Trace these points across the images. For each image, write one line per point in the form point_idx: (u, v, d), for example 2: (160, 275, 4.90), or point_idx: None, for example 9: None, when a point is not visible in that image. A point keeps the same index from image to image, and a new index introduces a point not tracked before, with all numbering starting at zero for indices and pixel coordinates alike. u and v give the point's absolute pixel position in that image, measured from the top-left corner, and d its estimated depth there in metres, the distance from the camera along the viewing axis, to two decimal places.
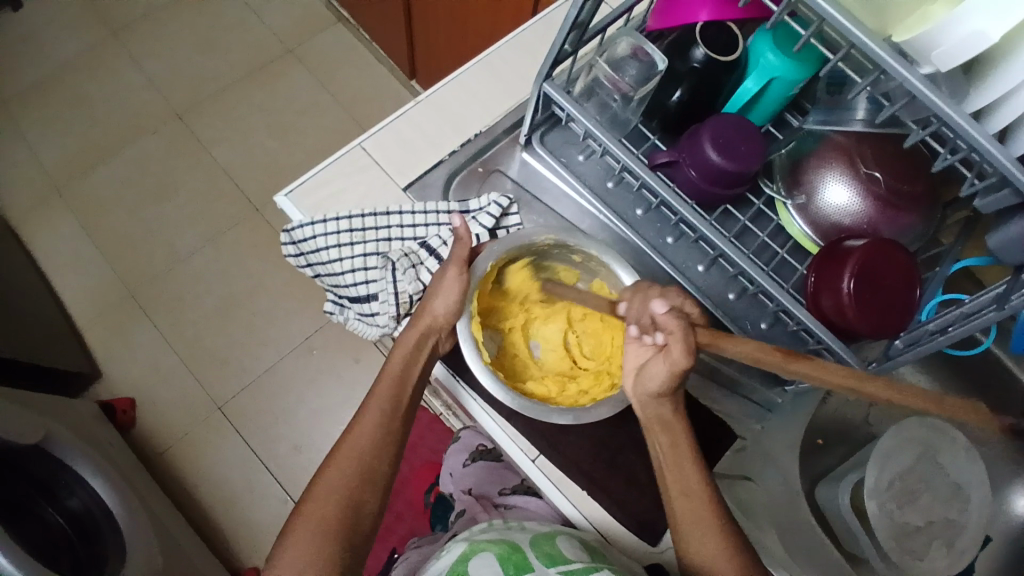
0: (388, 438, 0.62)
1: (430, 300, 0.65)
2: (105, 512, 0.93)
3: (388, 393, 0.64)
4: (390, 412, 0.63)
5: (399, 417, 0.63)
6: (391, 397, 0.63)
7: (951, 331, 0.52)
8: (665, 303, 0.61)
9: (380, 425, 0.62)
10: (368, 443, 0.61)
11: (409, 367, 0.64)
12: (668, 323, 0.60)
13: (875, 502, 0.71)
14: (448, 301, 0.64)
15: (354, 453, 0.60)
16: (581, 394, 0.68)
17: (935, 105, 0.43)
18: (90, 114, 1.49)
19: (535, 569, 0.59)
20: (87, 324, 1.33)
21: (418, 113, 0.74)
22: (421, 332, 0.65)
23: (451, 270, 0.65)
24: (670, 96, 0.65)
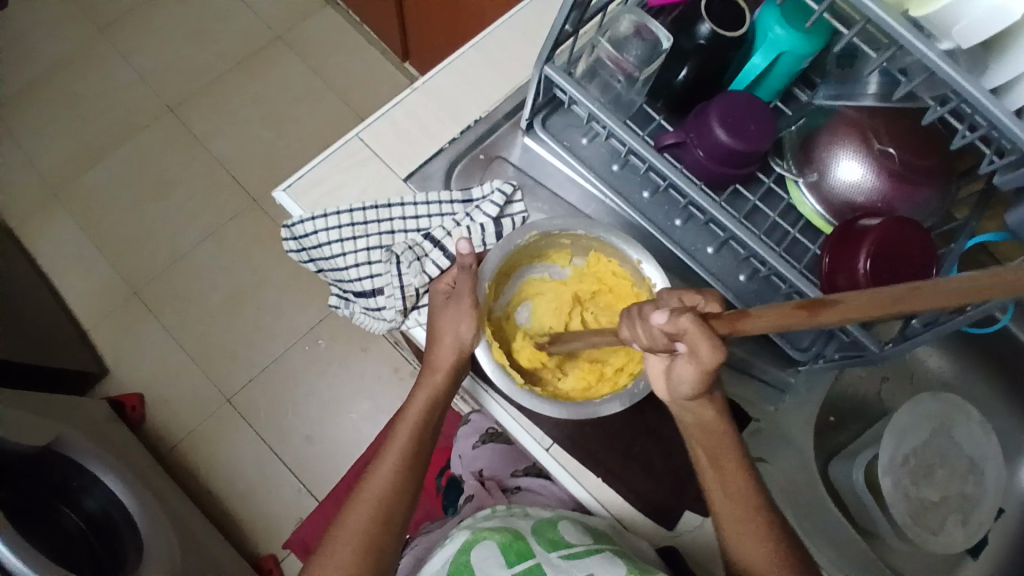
0: (411, 458, 0.63)
1: (441, 315, 0.63)
2: (121, 510, 0.94)
3: (407, 436, 0.64)
4: (412, 430, 0.64)
5: (419, 459, 0.64)
6: (411, 442, 0.64)
7: (970, 310, 0.51)
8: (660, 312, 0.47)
9: (401, 445, 0.63)
10: (391, 463, 0.62)
11: (429, 409, 0.65)
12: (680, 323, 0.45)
13: (889, 479, 0.71)
14: (463, 318, 0.62)
15: (373, 497, 0.61)
16: (617, 374, 0.68)
17: (955, 80, 0.41)
18: (82, 111, 1.47)
19: (537, 556, 0.59)
20: (93, 323, 1.32)
21: (416, 100, 0.72)
22: (444, 372, 0.63)
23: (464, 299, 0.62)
24: (676, 75, 0.63)
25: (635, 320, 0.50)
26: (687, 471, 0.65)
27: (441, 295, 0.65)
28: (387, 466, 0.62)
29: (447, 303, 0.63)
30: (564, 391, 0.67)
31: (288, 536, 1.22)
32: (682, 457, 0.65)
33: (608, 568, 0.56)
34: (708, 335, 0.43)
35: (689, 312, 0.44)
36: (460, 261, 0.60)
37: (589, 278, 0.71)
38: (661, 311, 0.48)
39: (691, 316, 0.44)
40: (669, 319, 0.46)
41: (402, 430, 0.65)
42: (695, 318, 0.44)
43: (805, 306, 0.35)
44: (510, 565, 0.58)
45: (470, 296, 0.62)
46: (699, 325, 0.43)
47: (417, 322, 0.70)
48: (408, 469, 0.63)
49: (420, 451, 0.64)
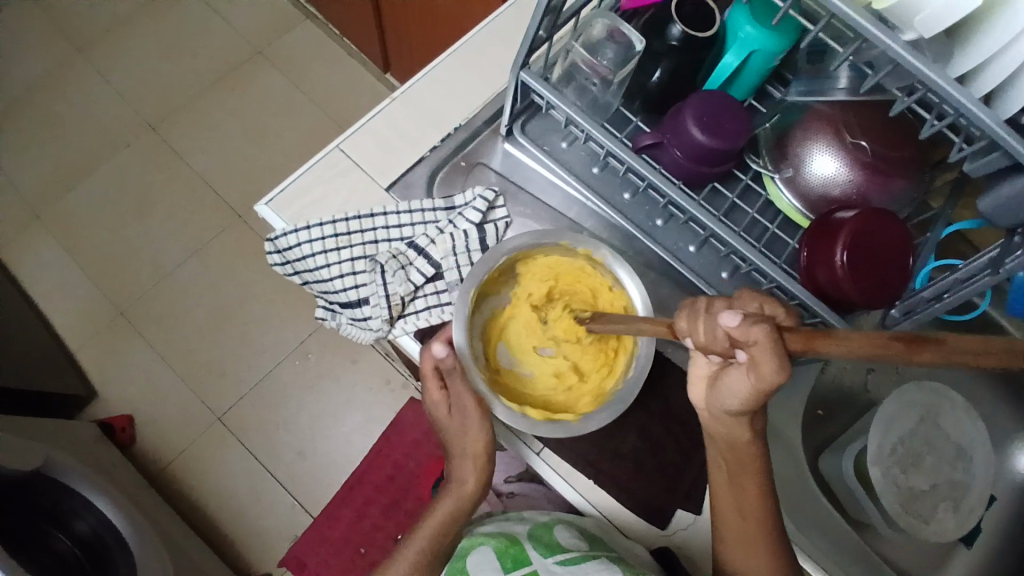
0: (425, 565, 0.61)
1: (448, 415, 0.63)
2: (113, 533, 0.93)
3: (423, 540, 0.63)
4: (431, 537, 0.63)
5: (433, 570, 0.62)
6: (426, 551, 0.62)
7: (946, 298, 0.53)
8: (734, 314, 0.43)
9: (416, 550, 0.62)
10: (401, 567, 0.61)
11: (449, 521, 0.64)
12: (751, 330, 0.41)
13: (878, 469, 0.72)
14: (472, 418, 0.62)
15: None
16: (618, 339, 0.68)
17: (918, 69, 0.42)
18: (63, 133, 1.46)
19: (533, 561, 0.59)
20: (79, 345, 1.31)
21: (395, 110, 0.73)
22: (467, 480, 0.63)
23: (465, 402, 0.62)
24: (650, 77, 0.64)
25: (700, 313, 0.46)
26: (678, 468, 0.65)
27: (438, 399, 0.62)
28: (400, 570, 0.61)
29: (446, 407, 0.63)
30: (599, 385, 0.67)
31: (283, 553, 1.21)
32: (673, 455, 0.65)
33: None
34: (777, 350, 0.40)
35: (763, 321, 0.41)
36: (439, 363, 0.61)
37: (536, 282, 0.68)
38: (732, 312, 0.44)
39: (768, 326, 0.40)
40: (739, 325, 0.42)
41: (420, 537, 0.63)
42: (770, 330, 0.40)
43: (908, 337, 0.32)
44: (506, 571, 0.59)
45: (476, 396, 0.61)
46: (772, 336, 0.40)
47: (404, 330, 0.68)
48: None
49: (435, 559, 0.62)
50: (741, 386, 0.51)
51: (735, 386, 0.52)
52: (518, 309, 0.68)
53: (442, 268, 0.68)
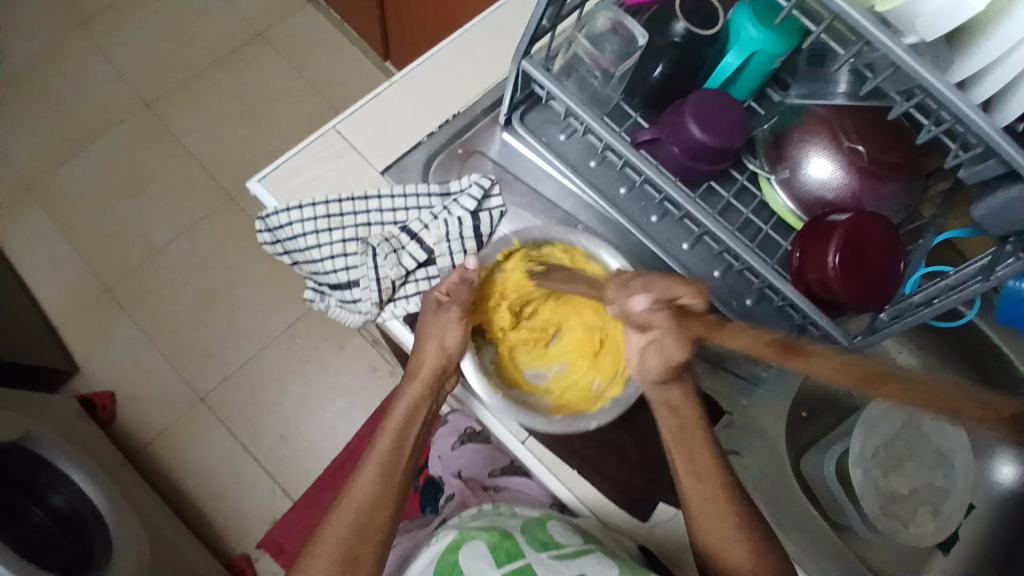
0: (394, 471, 0.60)
1: (428, 319, 0.63)
2: (91, 509, 0.93)
3: (388, 445, 0.61)
4: (393, 440, 0.61)
5: (400, 472, 0.60)
6: (392, 457, 0.61)
7: (936, 303, 0.53)
8: None
9: (382, 457, 0.60)
10: (371, 475, 0.59)
11: (409, 421, 0.63)
12: None
13: (860, 471, 0.73)
14: (450, 325, 0.62)
15: (351, 513, 0.57)
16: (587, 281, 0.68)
17: (919, 73, 0.42)
18: (56, 106, 1.44)
19: (527, 555, 0.58)
20: (63, 320, 1.30)
21: (394, 94, 0.72)
22: (423, 376, 0.62)
23: (455, 308, 0.62)
24: (651, 72, 0.63)
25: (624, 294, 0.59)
26: (661, 462, 0.65)
27: (433, 303, 0.64)
28: (367, 477, 0.59)
29: (433, 315, 0.63)
30: (612, 316, 0.70)
31: (261, 537, 1.20)
32: (657, 449, 0.66)
33: (601, 570, 0.56)
34: (675, 332, 0.58)
35: None
36: (463, 272, 0.64)
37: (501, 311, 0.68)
38: (642, 297, 0.58)
39: (666, 314, 0.58)
40: None
41: (384, 441, 0.61)
42: (668, 317, 0.58)
43: (780, 346, 0.47)
44: (499, 565, 0.57)
45: (462, 305, 0.62)
46: (671, 322, 0.57)
47: (392, 314, 0.68)
48: (390, 482, 0.59)
49: (402, 463, 0.61)
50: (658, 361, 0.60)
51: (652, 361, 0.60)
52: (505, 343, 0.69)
53: (434, 253, 0.68)
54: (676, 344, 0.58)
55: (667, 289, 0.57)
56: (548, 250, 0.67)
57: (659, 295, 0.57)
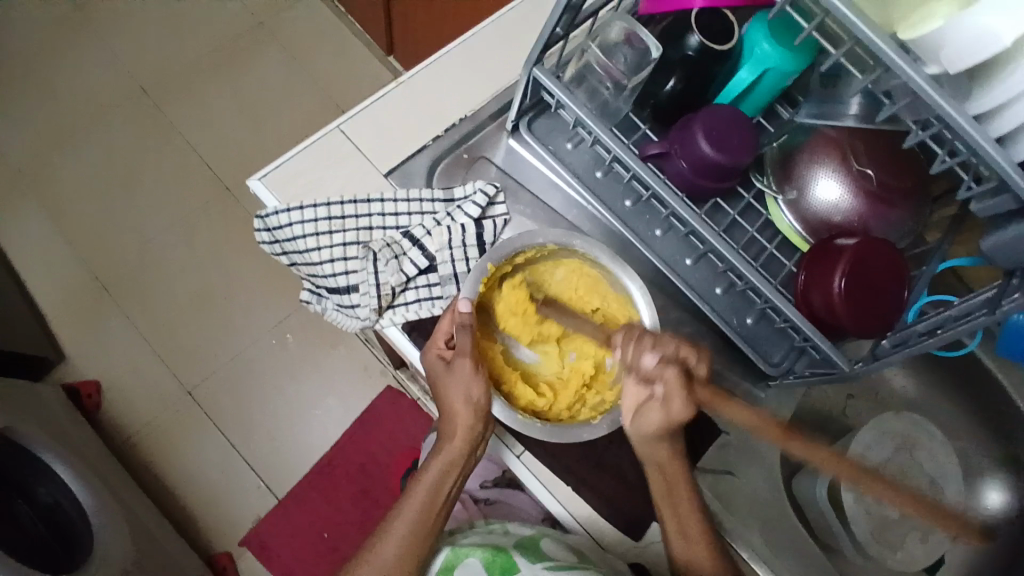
0: (424, 523, 0.62)
1: (444, 382, 0.60)
2: (72, 502, 0.91)
3: (419, 504, 0.63)
4: (424, 497, 0.63)
5: (429, 528, 0.62)
6: (423, 512, 0.62)
7: (940, 333, 0.52)
8: (656, 355, 0.60)
9: (412, 512, 0.62)
10: (400, 529, 0.61)
11: (441, 480, 0.64)
12: (664, 372, 0.59)
13: (852, 495, 0.76)
14: (468, 379, 0.60)
15: (377, 563, 0.60)
16: (555, 268, 0.68)
17: (937, 104, 0.42)
18: (50, 89, 1.41)
19: (522, 568, 0.59)
20: (50, 307, 1.28)
21: (400, 95, 0.71)
22: (462, 439, 0.62)
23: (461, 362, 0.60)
24: (663, 87, 0.63)
25: (631, 343, 0.61)
26: None
27: (437, 361, 0.62)
28: (396, 532, 0.61)
29: (439, 370, 0.61)
30: (607, 298, 0.67)
31: (245, 535, 1.19)
32: None
33: None
34: (681, 384, 0.59)
35: (674, 364, 0.59)
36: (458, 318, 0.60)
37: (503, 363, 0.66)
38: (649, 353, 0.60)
39: (676, 368, 0.59)
40: (657, 363, 0.59)
41: (411, 500, 0.63)
42: (678, 371, 0.59)
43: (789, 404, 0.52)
44: None
45: (471, 355, 0.60)
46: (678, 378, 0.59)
47: (391, 322, 0.67)
48: (418, 535, 0.62)
49: (433, 517, 0.63)
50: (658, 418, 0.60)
51: (647, 421, 0.60)
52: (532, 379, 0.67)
53: (436, 261, 0.67)
54: (682, 406, 0.60)
55: (675, 347, 0.60)
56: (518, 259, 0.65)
57: (669, 353, 0.60)
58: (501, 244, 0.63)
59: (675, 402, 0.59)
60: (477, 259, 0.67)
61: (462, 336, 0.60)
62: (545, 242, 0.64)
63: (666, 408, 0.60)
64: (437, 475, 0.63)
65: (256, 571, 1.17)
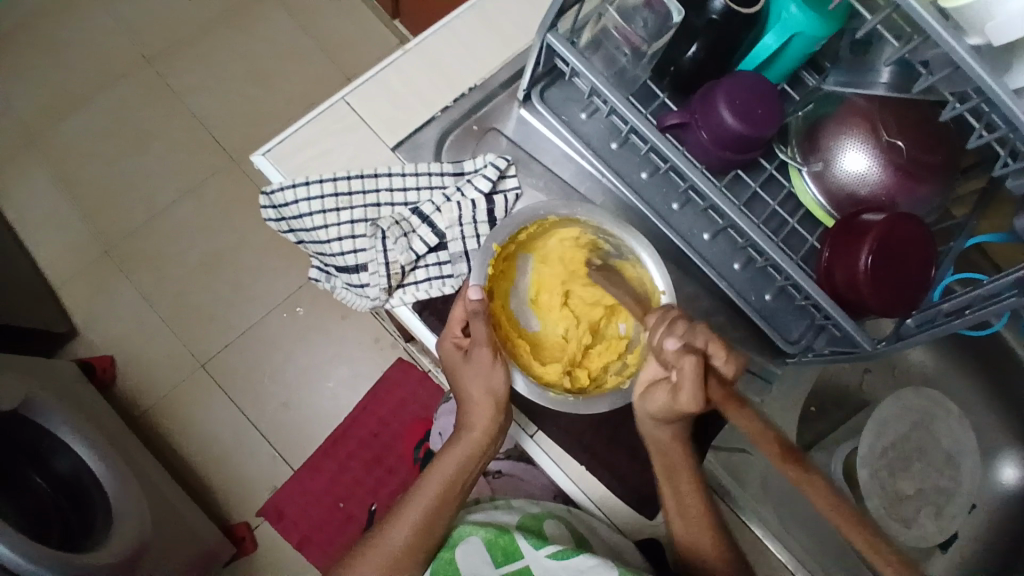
0: (439, 508, 0.61)
1: (461, 369, 0.60)
2: (91, 476, 0.92)
3: (435, 489, 0.62)
4: (443, 481, 0.63)
5: (445, 514, 0.61)
6: (439, 496, 0.62)
7: (968, 314, 0.50)
8: (679, 342, 0.55)
9: (427, 499, 0.61)
10: (412, 515, 0.60)
11: (461, 468, 0.63)
12: (681, 361, 0.54)
13: (867, 469, 0.74)
14: (485, 369, 0.59)
15: (389, 544, 0.59)
16: (555, 240, 0.66)
17: (978, 77, 0.39)
18: (49, 56, 1.38)
19: (525, 555, 0.57)
20: (61, 282, 1.27)
21: (407, 63, 0.68)
22: (483, 428, 0.62)
23: (484, 352, 0.59)
24: (685, 53, 0.59)
25: (659, 326, 0.57)
26: None
27: (455, 351, 0.61)
28: (409, 515, 0.61)
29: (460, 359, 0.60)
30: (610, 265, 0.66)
31: (261, 504, 1.21)
32: None
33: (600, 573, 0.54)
34: (698, 380, 0.54)
35: (696, 358, 0.53)
36: (466, 304, 0.59)
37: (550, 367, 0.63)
38: (676, 338, 0.55)
39: (694, 361, 0.53)
40: (676, 351, 0.54)
41: (428, 484, 0.62)
42: (697, 363, 0.53)
43: (784, 446, 0.46)
44: (498, 566, 0.57)
45: (489, 345, 0.59)
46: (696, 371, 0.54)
47: (401, 302, 0.66)
48: (432, 521, 0.61)
49: (449, 504, 0.62)
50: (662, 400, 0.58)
51: (657, 399, 0.59)
52: (561, 350, 0.65)
53: (446, 238, 0.66)
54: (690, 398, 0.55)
55: (706, 338, 0.55)
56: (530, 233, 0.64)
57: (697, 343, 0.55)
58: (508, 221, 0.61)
59: (683, 393, 0.55)
60: (487, 233, 0.66)
61: (476, 325, 0.59)
62: (549, 215, 0.63)
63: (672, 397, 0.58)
64: (458, 462, 0.63)
65: (273, 538, 1.20)
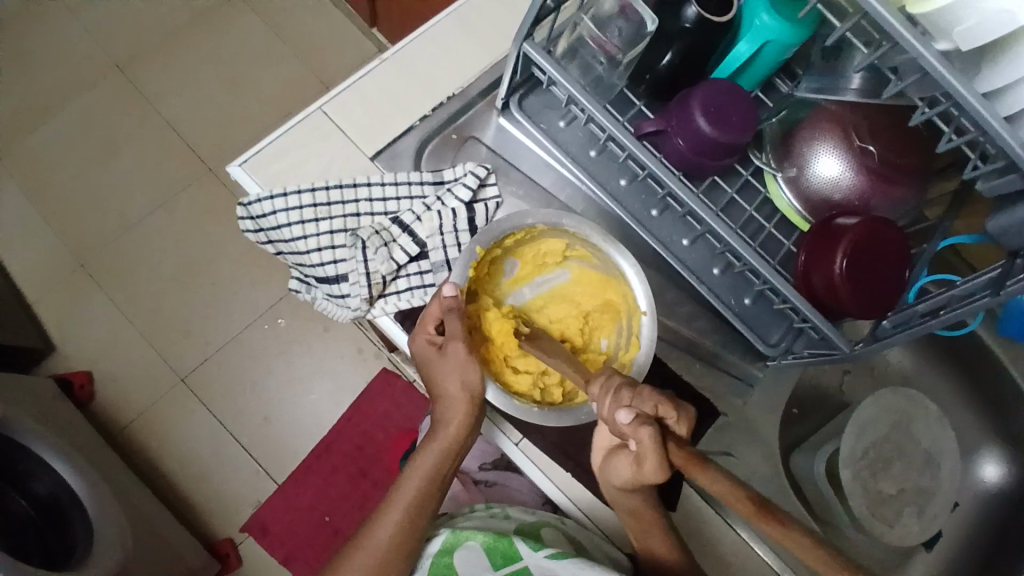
0: (422, 506, 0.60)
1: (434, 366, 0.61)
2: (68, 495, 0.90)
3: (416, 487, 0.61)
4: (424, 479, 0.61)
5: (427, 511, 0.60)
6: (421, 493, 0.61)
7: (943, 314, 0.51)
8: (631, 413, 0.48)
9: (409, 497, 0.60)
10: (395, 515, 0.59)
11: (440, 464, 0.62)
12: (639, 435, 0.47)
13: (849, 471, 0.74)
14: (457, 366, 0.60)
15: (372, 547, 0.57)
16: (538, 251, 0.66)
17: (948, 81, 0.40)
18: (22, 69, 1.36)
19: (524, 557, 0.57)
20: (36, 297, 1.25)
21: (384, 72, 0.68)
22: (457, 423, 0.60)
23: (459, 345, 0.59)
24: (660, 59, 0.60)
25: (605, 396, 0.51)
26: None
27: (427, 347, 0.61)
28: (392, 516, 0.59)
29: (436, 356, 0.61)
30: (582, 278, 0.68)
31: (245, 519, 1.19)
32: None
33: (599, 573, 0.54)
34: (659, 452, 0.47)
35: (653, 425, 0.47)
36: (442, 300, 0.59)
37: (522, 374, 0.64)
38: (625, 409, 0.49)
39: (653, 433, 0.47)
40: (631, 423, 0.48)
41: (408, 484, 0.61)
42: (655, 433, 0.47)
43: (759, 504, 0.40)
44: (497, 569, 0.57)
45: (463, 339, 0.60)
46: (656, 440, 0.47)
47: (383, 312, 0.66)
48: (415, 520, 0.59)
49: (431, 500, 0.61)
50: (627, 472, 0.55)
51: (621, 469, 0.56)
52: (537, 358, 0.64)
53: (427, 247, 0.66)
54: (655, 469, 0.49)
55: (654, 403, 0.48)
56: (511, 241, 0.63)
57: (647, 410, 0.48)
58: (492, 226, 0.61)
59: (647, 464, 0.49)
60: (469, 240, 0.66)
61: (451, 321, 0.59)
62: (535, 223, 0.62)
63: (637, 466, 0.52)
64: (436, 459, 0.62)
65: (257, 554, 1.18)
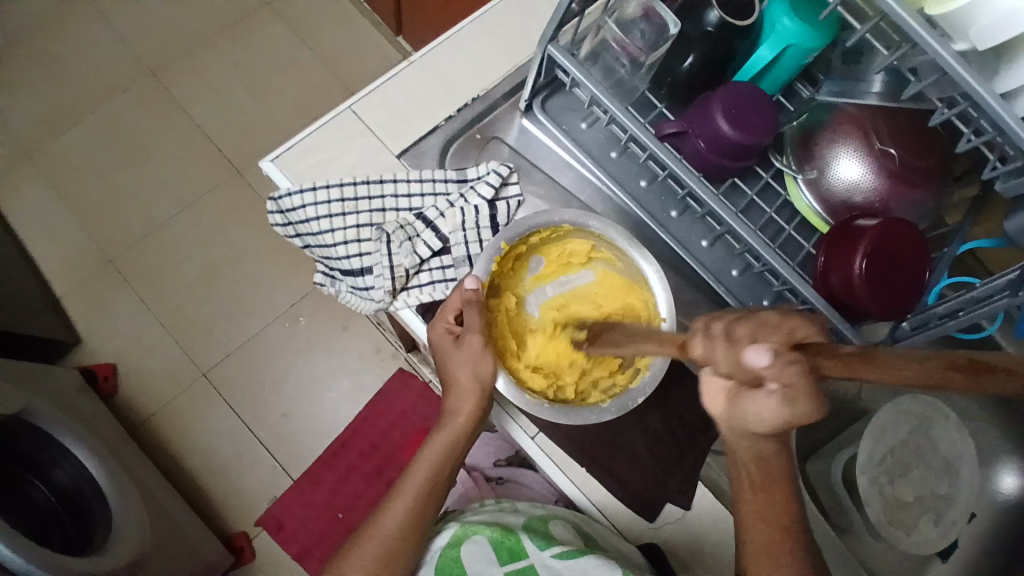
0: (429, 499, 0.61)
1: (450, 357, 0.61)
2: (92, 485, 0.92)
3: (422, 478, 0.61)
4: (430, 469, 0.62)
5: (433, 502, 0.62)
6: (428, 485, 0.61)
7: (961, 316, 0.52)
8: (764, 353, 0.37)
9: (413, 489, 0.61)
10: (400, 508, 0.60)
11: (446, 454, 0.62)
12: (785, 375, 0.36)
13: (867, 476, 0.75)
14: (475, 357, 0.60)
15: (379, 536, 0.59)
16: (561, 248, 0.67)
17: (965, 81, 0.41)
18: (57, 72, 1.41)
19: (530, 555, 0.60)
20: (64, 292, 1.29)
21: (411, 74, 0.70)
22: (467, 413, 0.61)
23: (473, 338, 0.60)
24: (681, 63, 0.61)
25: (718, 341, 0.39)
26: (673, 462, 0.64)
27: (445, 336, 0.61)
28: (397, 508, 0.60)
29: (452, 346, 0.61)
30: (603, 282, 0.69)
31: (260, 514, 1.21)
32: (669, 448, 0.65)
33: (602, 571, 0.57)
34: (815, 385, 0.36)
35: (798, 360, 0.36)
36: (463, 294, 0.60)
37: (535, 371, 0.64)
38: (755, 346, 0.37)
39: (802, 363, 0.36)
40: (769, 366, 0.36)
41: (413, 474, 0.62)
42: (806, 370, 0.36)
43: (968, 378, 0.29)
44: (502, 564, 0.59)
45: (480, 332, 0.60)
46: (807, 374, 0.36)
47: (405, 305, 0.67)
48: (421, 513, 0.60)
49: (437, 492, 0.62)
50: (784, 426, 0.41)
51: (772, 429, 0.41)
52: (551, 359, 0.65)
53: (450, 243, 0.67)
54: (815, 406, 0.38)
55: (787, 329, 0.37)
56: (533, 239, 0.64)
57: (779, 341, 0.37)
58: (518, 223, 0.62)
59: (806, 404, 0.37)
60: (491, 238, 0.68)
61: (471, 314, 0.60)
62: (562, 222, 0.63)
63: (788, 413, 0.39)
64: (444, 451, 0.62)
65: (271, 549, 1.19)
